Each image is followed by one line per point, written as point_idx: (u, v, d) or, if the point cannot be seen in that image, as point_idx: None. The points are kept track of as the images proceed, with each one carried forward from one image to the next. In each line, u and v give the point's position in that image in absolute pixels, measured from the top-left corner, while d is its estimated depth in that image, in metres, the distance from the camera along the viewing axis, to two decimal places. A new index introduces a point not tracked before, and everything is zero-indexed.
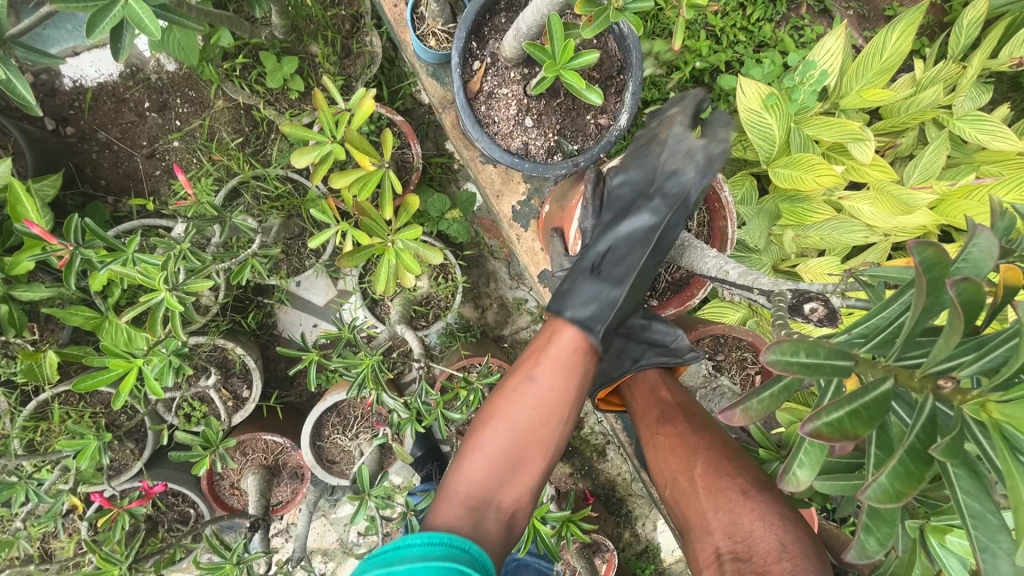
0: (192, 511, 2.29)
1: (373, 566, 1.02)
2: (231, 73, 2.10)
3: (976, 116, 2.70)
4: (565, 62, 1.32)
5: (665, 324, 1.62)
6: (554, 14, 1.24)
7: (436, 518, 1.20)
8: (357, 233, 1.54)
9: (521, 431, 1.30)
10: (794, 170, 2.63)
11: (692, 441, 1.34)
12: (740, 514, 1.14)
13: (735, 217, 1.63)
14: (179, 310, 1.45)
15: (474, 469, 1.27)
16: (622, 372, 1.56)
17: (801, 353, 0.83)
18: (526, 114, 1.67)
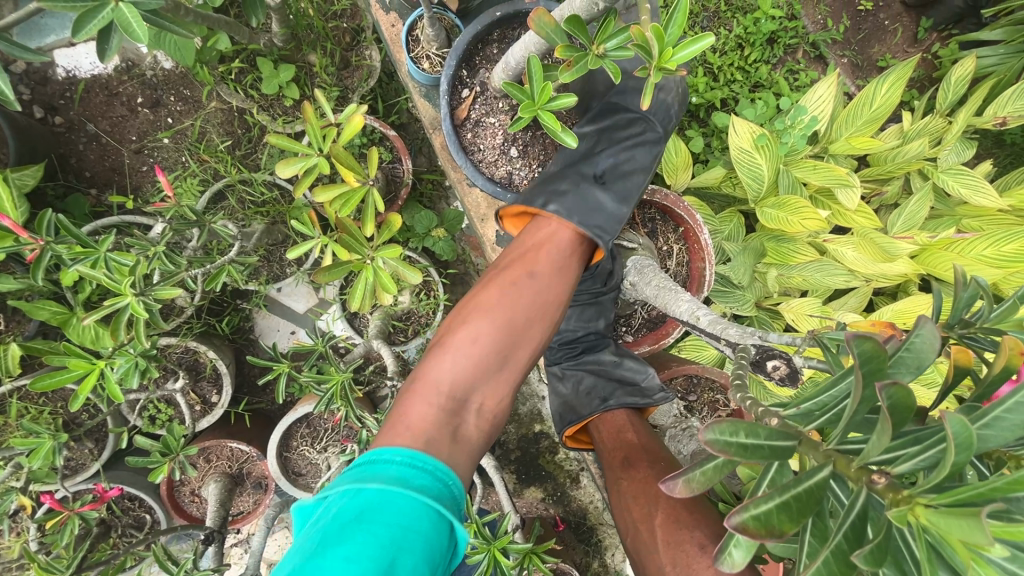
0: (148, 516, 2.23)
1: (346, 479, 1.03)
2: (227, 76, 2.10)
3: (959, 170, 2.76)
4: (543, 103, 1.20)
5: (636, 362, 1.64)
6: (532, 55, 1.14)
7: (411, 422, 1.17)
8: (337, 248, 1.52)
9: (497, 327, 1.32)
10: (780, 211, 2.68)
11: (657, 487, 1.33)
12: (696, 569, 1.14)
13: (713, 259, 1.61)
14: (145, 316, 1.41)
15: (449, 367, 1.26)
16: (591, 411, 1.60)
17: (740, 433, 0.78)
18: (512, 145, 1.66)
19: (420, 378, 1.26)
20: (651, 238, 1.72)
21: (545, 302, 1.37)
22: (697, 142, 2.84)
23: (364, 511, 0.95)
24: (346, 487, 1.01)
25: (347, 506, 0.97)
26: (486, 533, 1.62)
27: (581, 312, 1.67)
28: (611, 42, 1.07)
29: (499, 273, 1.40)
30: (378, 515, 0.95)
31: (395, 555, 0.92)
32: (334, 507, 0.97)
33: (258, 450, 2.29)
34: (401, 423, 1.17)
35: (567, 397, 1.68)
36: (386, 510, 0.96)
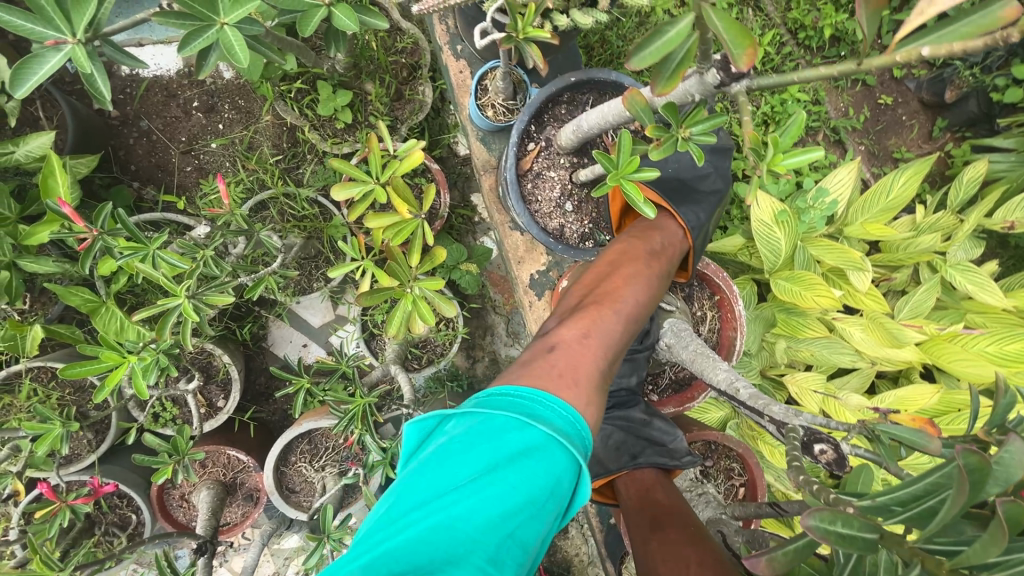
0: (133, 517, 2.18)
1: (516, 408, 0.98)
2: (287, 94, 2.19)
3: (966, 266, 2.84)
4: (628, 173, 1.12)
5: (666, 424, 1.65)
6: (623, 126, 1.05)
7: (578, 376, 1.10)
8: (379, 273, 1.56)
9: (649, 301, 1.35)
10: (794, 285, 2.75)
11: (688, 550, 1.26)
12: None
13: (744, 328, 1.60)
14: (194, 319, 1.43)
15: (611, 329, 1.25)
16: (619, 466, 1.59)
17: (837, 523, 0.81)
18: (568, 199, 1.52)
19: (586, 330, 1.20)
20: (687, 302, 1.70)
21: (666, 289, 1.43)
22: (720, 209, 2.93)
23: (530, 449, 0.94)
24: (515, 414, 0.97)
25: (509, 440, 0.94)
26: None
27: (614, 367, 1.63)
28: (698, 125, 0.99)
29: (651, 255, 1.43)
30: (542, 460, 0.94)
31: (544, 501, 0.94)
32: (500, 424, 0.96)
33: (256, 461, 2.28)
34: (562, 365, 1.11)
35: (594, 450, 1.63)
36: (551, 461, 0.94)
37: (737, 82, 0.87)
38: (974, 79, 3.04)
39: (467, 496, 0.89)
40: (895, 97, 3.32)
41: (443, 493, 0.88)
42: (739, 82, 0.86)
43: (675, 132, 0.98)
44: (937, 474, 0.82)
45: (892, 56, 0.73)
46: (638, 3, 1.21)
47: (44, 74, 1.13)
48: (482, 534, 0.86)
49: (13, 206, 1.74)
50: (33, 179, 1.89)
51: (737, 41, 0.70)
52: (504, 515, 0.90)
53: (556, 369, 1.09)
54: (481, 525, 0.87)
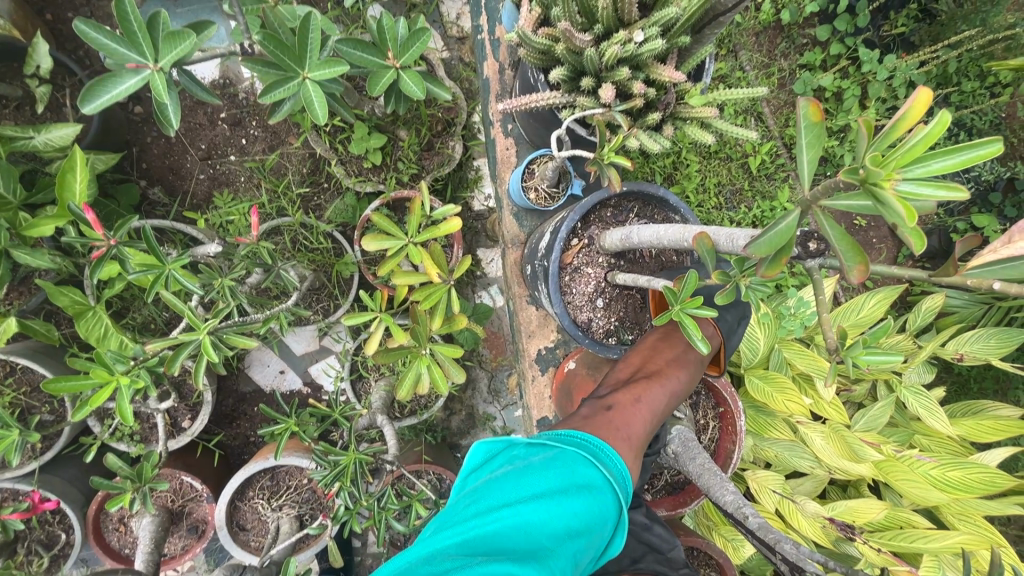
0: (62, 536, 2.00)
1: (584, 446, 1.08)
2: (322, 127, 2.20)
3: (920, 390, 2.98)
4: (685, 307, 1.15)
5: (665, 530, 1.49)
6: (694, 270, 1.09)
7: (625, 438, 1.18)
8: (395, 330, 1.55)
9: (686, 372, 1.42)
10: (767, 385, 2.87)
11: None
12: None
13: (743, 443, 1.60)
14: (207, 354, 1.36)
15: (661, 398, 1.32)
16: (617, 570, 1.37)
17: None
18: (599, 295, 1.54)
19: (639, 396, 1.28)
20: (692, 408, 1.69)
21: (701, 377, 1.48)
22: None
23: (592, 484, 1.01)
24: (583, 450, 1.07)
25: (579, 472, 1.01)
26: None
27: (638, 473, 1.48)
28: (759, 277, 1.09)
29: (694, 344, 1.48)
30: (599, 495, 1.01)
31: (592, 532, 0.97)
32: (570, 454, 1.05)
33: (210, 491, 2.15)
34: (619, 423, 1.20)
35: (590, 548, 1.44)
36: (605, 496, 1.01)
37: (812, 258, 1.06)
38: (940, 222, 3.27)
39: (543, 505, 0.93)
40: None
41: (526, 498, 0.93)
42: (814, 258, 1.07)
43: (735, 278, 1.07)
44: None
45: (965, 278, 0.96)
46: (703, 136, 1.40)
47: (118, 92, 1.17)
48: (555, 543, 0.91)
49: (19, 192, 1.66)
50: (46, 167, 1.82)
51: (851, 257, 0.88)
52: (573, 537, 0.93)
53: (614, 439, 1.16)
54: (555, 535, 0.92)
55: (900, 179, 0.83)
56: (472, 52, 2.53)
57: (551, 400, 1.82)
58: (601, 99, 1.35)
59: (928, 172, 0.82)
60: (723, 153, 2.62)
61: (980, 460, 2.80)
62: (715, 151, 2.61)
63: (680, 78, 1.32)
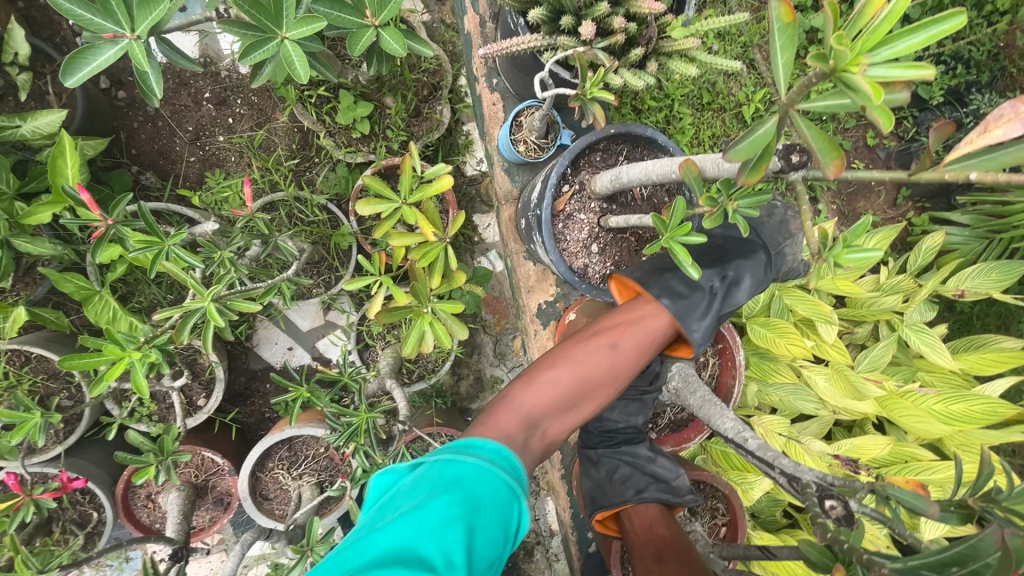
0: (94, 515, 2.07)
1: (457, 445, 1.09)
2: (307, 98, 2.19)
3: (921, 327, 2.98)
4: (676, 236, 1.17)
5: (669, 462, 1.55)
6: (680, 196, 1.11)
7: (497, 419, 1.17)
8: (396, 291, 1.58)
9: (600, 358, 1.29)
10: (769, 331, 2.88)
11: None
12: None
13: (742, 377, 1.63)
14: (214, 321, 1.38)
15: (582, 369, 1.27)
16: (624, 499, 1.46)
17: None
18: (593, 241, 1.56)
19: (525, 378, 1.27)
20: (692, 347, 1.71)
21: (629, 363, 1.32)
22: None
23: (465, 475, 1.01)
24: (453, 450, 1.08)
25: (449, 473, 1.01)
26: None
27: (625, 406, 1.56)
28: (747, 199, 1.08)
29: (614, 329, 1.34)
30: (472, 484, 1.00)
31: (476, 516, 0.96)
32: (440, 458, 1.06)
33: (231, 464, 2.21)
34: (505, 411, 1.19)
35: (598, 483, 1.55)
36: (481, 481, 1.01)
37: (796, 171, 1.07)
38: None
39: (416, 513, 0.93)
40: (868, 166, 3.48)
41: (400, 512, 0.93)
42: (798, 170, 1.06)
43: (722, 204, 1.09)
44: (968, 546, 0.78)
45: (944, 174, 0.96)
46: (686, 70, 1.39)
47: (97, 64, 1.19)
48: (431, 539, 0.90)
49: (12, 181, 1.67)
50: (36, 156, 1.82)
51: (827, 152, 0.88)
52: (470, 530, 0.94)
53: (501, 422, 1.16)
54: (429, 533, 0.91)
55: (869, 65, 0.83)
56: (453, 13, 2.49)
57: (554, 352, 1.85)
58: (582, 36, 1.32)
59: (895, 55, 0.82)
60: (715, 101, 2.59)
61: (981, 391, 2.82)
62: (706, 102, 2.57)
63: (660, 9, 1.30)
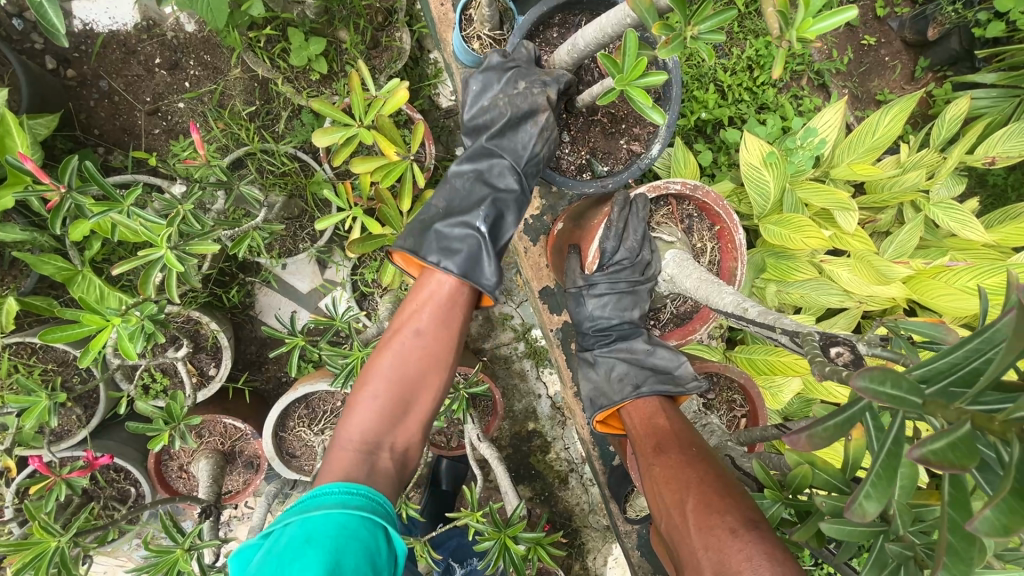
0: (132, 490, 2.14)
1: (290, 511, 1.02)
2: (255, 43, 2.07)
3: (949, 203, 2.72)
4: (633, 79, 1.14)
5: (669, 351, 1.51)
6: (631, 29, 1.06)
7: (332, 469, 1.16)
8: (370, 222, 1.53)
9: (401, 354, 1.34)
10: (784, 229, 2.60)
11: (690, 472, 1.19)
12: (728, 553, 0.99)
13: (745, 257, 1.54)
14: (176, 271, 1.38)
15: (401, 357, 1.33)
16: (622, 397, 1.45)
17: (887, 383, 0.69)
18: (564, 130, 1.62)
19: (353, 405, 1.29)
20: (686, 235, 1.59)
21: (440, 352, 1.37)
22: (707, 156, 2.78)
23: (310, 536, 0.94)
24: (292, 517, 0.99)
25: (305, 525, 0.96)
26: (498, 520, 1.58)
27: (617, 301, 1.50)
28: (709, 23, 0.97)
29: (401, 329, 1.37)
30: (319, 530, 0.95)
31: (339, 555, 0.91)
32: (280, 531, 0.97)
33: (252, 428, 2.24)
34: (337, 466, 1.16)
35: (597, 383, 1.53)
36: (327, 527, 0.96)
37: None
38: (955, 14, 2.79)
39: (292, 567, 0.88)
40: (877, 38, 3.06)
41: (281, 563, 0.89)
42: None
43: (681, 31, 0.96)
44: (979, 338, 0.70)
45: None
46: None
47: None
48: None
49: None
50: None
51: None
52: (340, 562, 0.90)
53: (337, 463, 1.17)
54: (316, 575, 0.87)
55: None
56: None
57: (549, 268, 1.77)
58: None
59: None
60: None
61: (1017, 260, 2.58)
62: None
63: None
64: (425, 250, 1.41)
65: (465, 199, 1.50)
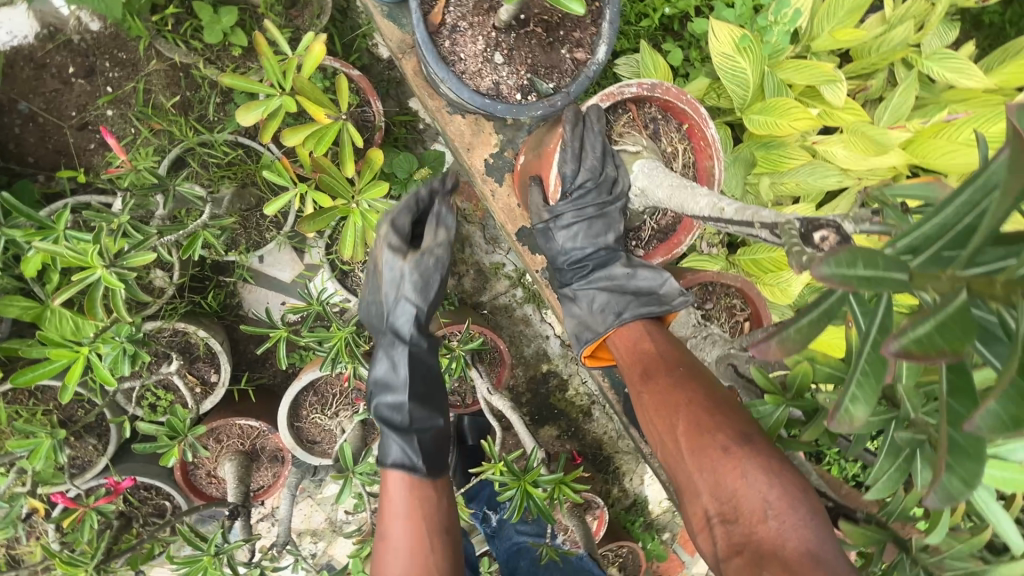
0: (167, 503, 2.18)
1: None
2: (162, 28, 1.90)
3: (944, 53, 2.51)
4: None
5: (651, 270, 1.42)
6: None
7: None
8: (319, 195, 1.43)
9: (388, 526, 1.34)
10: (769, 116, 2.43)
11: (678, 395, 1.21)
12: (722, 473, 1.06)
13: (721, 154, 1.42)
14: (119, 288, 1.33)
15: (395, 542, 1.31)
16: (606, 327, 1.42)
17: (859, 263, 0.68)
18: (495, 50, 1.47)
19: None
20: (654, 141, 1.48)
21: (428, 510, 1.37)
22: (675, 55, 2.58)
23: None
24: None
25: None
26: (515, 469, 1.58)
27: (588, 228, 1.42)
28: None
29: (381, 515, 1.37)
30: None
31: None
32: None
33: (269, 423, 2.24)
34: None
35: (581, 317, 1.48)
36: None
37: None
38: None
39: None
40: None
41: None
42: None
43: None
44: (970, 187, 0.68)
45: None
46: None
47: None
48: None
49: None
50: None
51: None
52: None
53: None
54: None
55: None
56: None
57: (520, 208, 1.67)
58: None
59: None
60: None
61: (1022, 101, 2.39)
62: None
63: None
64: (384, 462, 1.42)
65: (395, 377, 1.46)
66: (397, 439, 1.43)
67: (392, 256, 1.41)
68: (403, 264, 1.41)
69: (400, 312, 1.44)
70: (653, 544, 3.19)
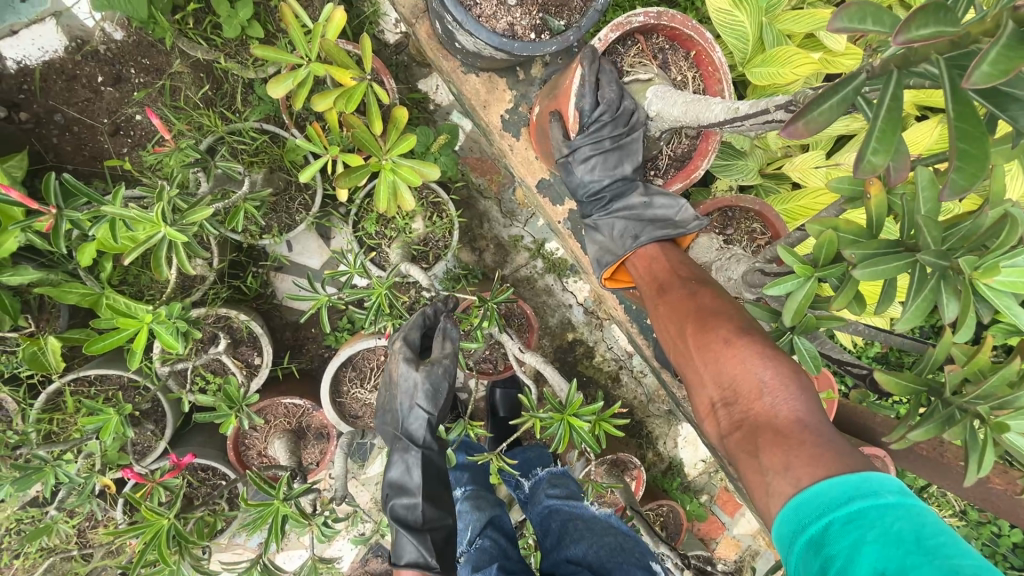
0: (224, 483, 2.28)
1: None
2: (184, 27, 2.01)
3: None
4: None
5: (667, 198, 1.50)
6: None
7: None
8: (349, 157, 1.51)
9: None
10: (771, 67, 2.42)
11: (685, 303, 1.28)
12: (723, 362, 1.13)
13: (728, 75, 1.52)
14: (182, 241, 1.42)
15: None
16: (625, 251, 1.49)
17: (869, 20, 0.82)
18: None
19: None
20: (664, 70, 1.57)
21: None
22: None
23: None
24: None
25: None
26: (557, 403, 1.66)
27: (603, 161, 1.48)
28: None
29: None
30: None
31: None
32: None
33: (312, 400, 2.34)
34: None
35: (602, 243, 1.56)
36: None
37: None
38: None
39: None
40: None
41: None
42: None
43: None
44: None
45: None
46: None
47: None
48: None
49: None
50: None
51: None
52: None
53: None
54: None
55: None
56: None
57: (538, 159, 1.75)
58: None
59: None
60: None
61: None
62: None
63: None
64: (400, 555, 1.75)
65: (410, 476, 1.80)
66: (410, 516, 1.76)
67: (406, 369, 1.76)
68: (416, 374, 1.76)
69: (411, 414, 1.80)
70: (693, 505, 3.20)
